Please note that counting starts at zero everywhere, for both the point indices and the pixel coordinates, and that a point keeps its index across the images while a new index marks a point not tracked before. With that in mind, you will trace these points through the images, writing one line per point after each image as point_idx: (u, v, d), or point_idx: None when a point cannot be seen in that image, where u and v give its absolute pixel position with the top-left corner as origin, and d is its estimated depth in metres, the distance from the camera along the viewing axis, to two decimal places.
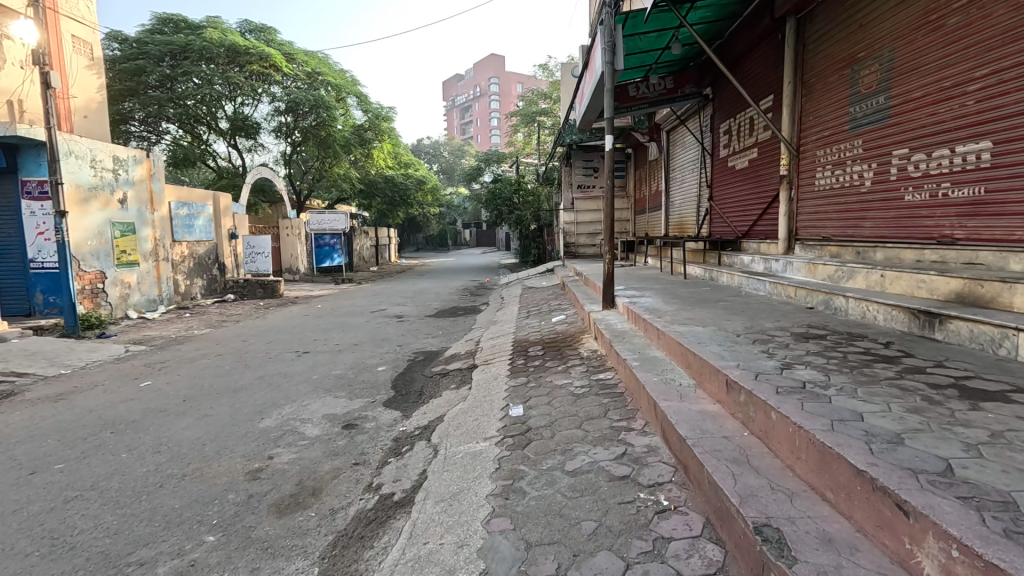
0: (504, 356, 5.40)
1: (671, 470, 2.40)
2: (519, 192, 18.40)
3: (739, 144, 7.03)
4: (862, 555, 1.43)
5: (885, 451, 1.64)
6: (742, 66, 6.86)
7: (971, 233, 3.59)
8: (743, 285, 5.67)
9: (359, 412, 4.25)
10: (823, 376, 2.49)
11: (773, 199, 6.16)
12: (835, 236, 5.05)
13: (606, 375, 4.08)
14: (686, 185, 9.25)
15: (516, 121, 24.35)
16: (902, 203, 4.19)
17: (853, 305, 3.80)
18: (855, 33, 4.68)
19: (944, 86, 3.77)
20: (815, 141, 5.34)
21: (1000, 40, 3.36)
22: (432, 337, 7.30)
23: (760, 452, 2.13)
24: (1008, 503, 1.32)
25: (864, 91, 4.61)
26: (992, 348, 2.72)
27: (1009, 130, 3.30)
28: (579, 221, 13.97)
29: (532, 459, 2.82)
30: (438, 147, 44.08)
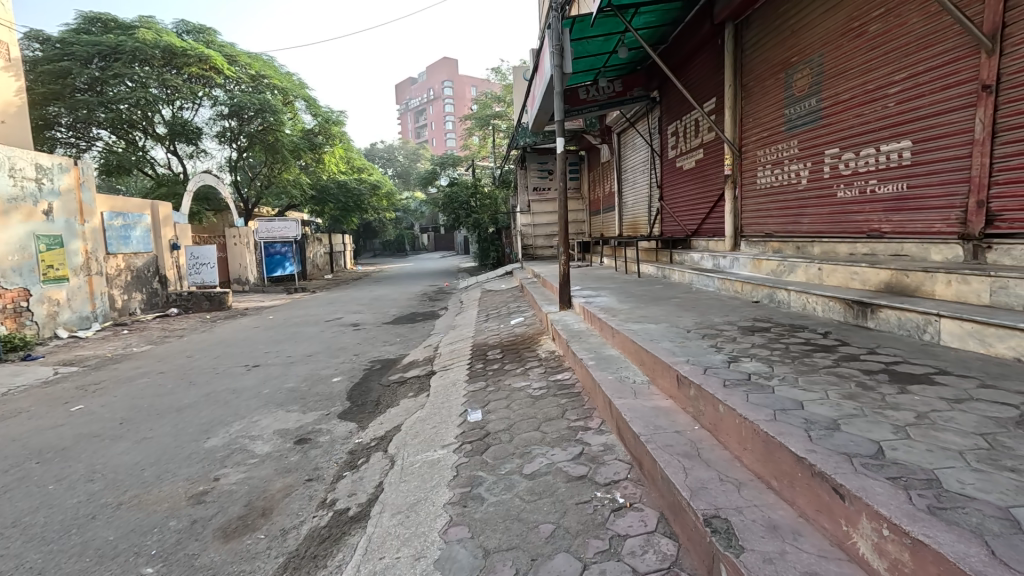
0: (463, 361, 5.35)
1: (626, 467, 2.43)
2: (476, 195, 18.40)
3: (686, 145, 7.26)
4: (805, 540, 1.48)
5: (823, 437, 1.71)
6: (686, 70, 7.09)
7: (897, 227, 3.82)
8: (694, 281, 5.84)
9: (312, 425, 4.10)
10: (767, 368, 2.58)
11: (718, 198, 6.40)
12: (777, 232, 5.28)
13: (564, 375, 4.11)
14: (638, 187, 9.48)
15: (470, 124, 24.29)
16: (836, 199, 4.43)
17: (795, 298, 3.97)
18: (789, 39, 4.91)
19: (870, 89, 4.00)
20: (755, 141, 5.58)
21: (915, 45, 3.59)
22: (390, 344, 7.17)
23: (710, 444, 2.18)
24: (932, 480, 1.40)
25: (797, 94, 4.85)
26: (918, 334, 2.90)
27: (926, 130, 3.53)
28: (537, 223, 14.06)
29: (491, 464, 2.80)
30: (392, 150, 43.45)
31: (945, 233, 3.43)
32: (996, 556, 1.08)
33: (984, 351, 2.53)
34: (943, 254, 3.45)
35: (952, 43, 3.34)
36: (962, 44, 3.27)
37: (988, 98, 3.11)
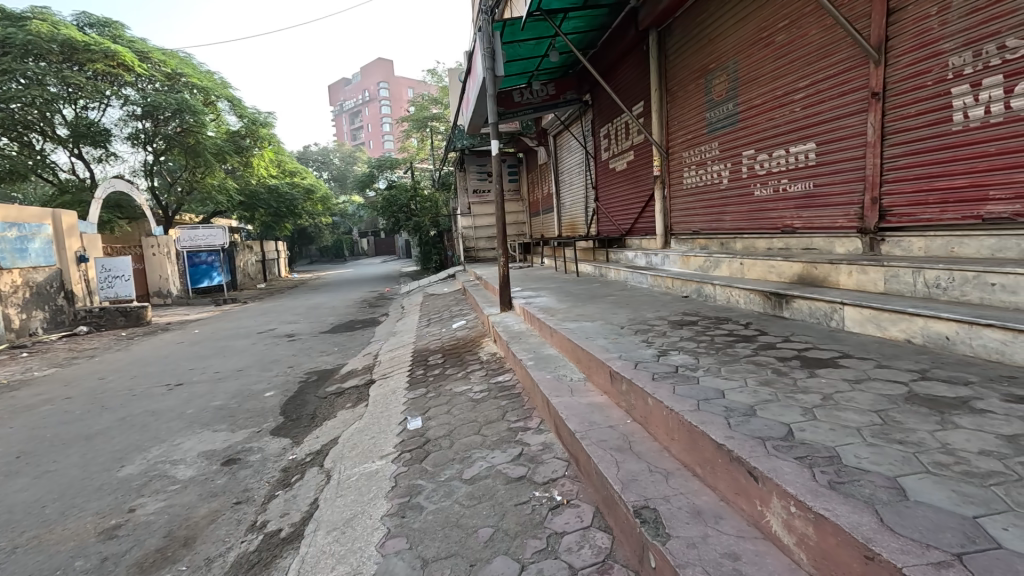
0: (403, 368, 5.24)
1: (564, 465, 2.47)
2: (416, 198, 18.11)
3: (618, 147, 7.49)
4: (725, 522, 1.56)
5: (741, 423, 1.81)
6: (615, 75, 7.32)
7: (807, 222, 4.12)
8: (628, 278, 6.03)
9: (241, 445, 3.87)
10: (693, 359, 2.71)
11: (648, 198, 6.65)
12: (703, 229, 5.57)
13: (504, 377, 4.11)
14: (575, 188, 9.69)
15: (407, 126, 23.76)
16: (753, 197, 4.73)
17: (720, 292, 4.20)
18: (707, 46, 5.18)
19: (779, 95, 4.30)
20: (681, 143, 5.85)
21: (816, 55, 3.89)
22: (327, 354, 6.90)
23: (641, 437, 2.25)
24: (833, 457, 1.51)
25: (716, 99, 5.13)
26: (826, 321, 3.13)
27: (828, 132, 3.83)
28: (477, 225, 14.03)
29: (431, 471, 2.75)
30: (327, 153, 41.97)
31: (847, 227, 3.73)
32: (883, 523, 1.18)
33: (881, 335, 2.77)
34: (846, 246, 3.76)
35: (846, 54, 3.64)
36: (855, 55, 3.57)
37: (877, 104, 3.41)
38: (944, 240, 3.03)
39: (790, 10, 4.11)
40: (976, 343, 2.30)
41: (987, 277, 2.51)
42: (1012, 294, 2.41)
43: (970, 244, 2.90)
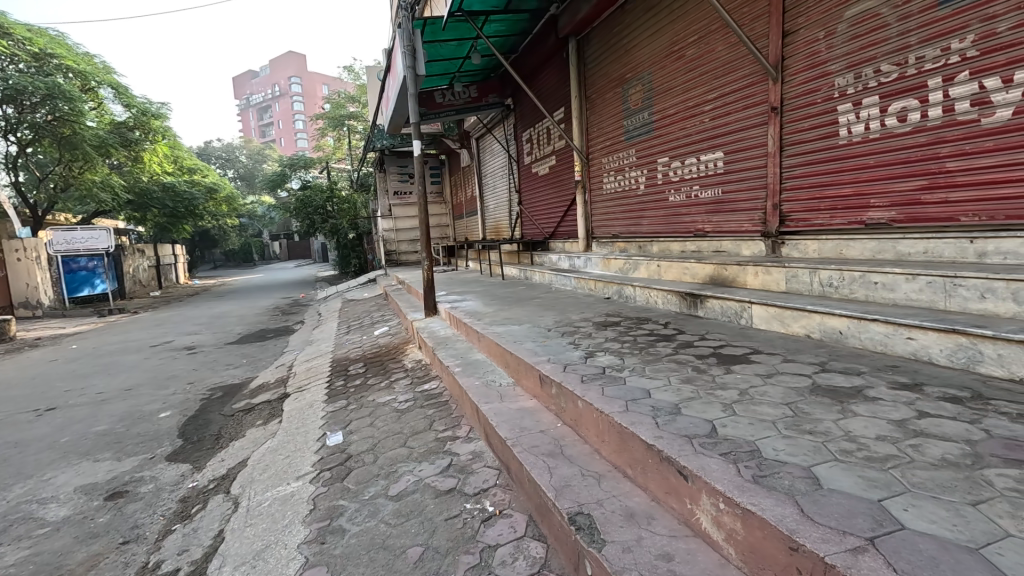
0: (321, 379, 4.91)
1: (495, 473, 2.41)
2: (333, 199, 17.22)
3: (540, 151, 7.61)
4: (657, 522, 1.58)
5: (668, 422, 1.85)
6: (537, 81, 7.42)
7: (716, 226, 4.40)
8: (553, 281, 6.11)
9: (130, 475, 3.41)
10: (619, 360, 2.77)
11: (570, 202, 6.80)
12: (622, 233, 5.78)
13: (431, 385, 3.98)
14: (498, 191, 9.72)
15: (322, 123, 22.45)
16: (668, 202, 4.97)
17: (640, 293, 4.36)
18: (623, 56, 5.38)
19: (689, 106, 4.55)
20: (600, 149, 6.03)
21: (722, 69, 4.16)
22: (233, 368, 6.33)
23: (572, 440, 2.25)
24: (754, 451, 1.58)
25: (632, 107, 5.34)
26: (736, 319, 3.34)
27: (734, 142, 4.11)
28: (399, 228, 13.63)
29: (353, 490, 2.57)
30: (232, 149, 38.94)
31: (751, 231, 4.03)
32: (804, 514, 1.23)
33: (784, 331, 3.00)
34: (750, 249, 4.05)
35: (748, 70, 3.92)
36: (755, 72, 3.86)
37: (776, 117, 3.70)
38: (834, 242, 3.35)
39: (698, 26, 4.37)
40: (864, 336, 2.54)
41: (870, 276, 2.78)
42: (890, 291, 2.69)
43: (855, 246, 3.22)
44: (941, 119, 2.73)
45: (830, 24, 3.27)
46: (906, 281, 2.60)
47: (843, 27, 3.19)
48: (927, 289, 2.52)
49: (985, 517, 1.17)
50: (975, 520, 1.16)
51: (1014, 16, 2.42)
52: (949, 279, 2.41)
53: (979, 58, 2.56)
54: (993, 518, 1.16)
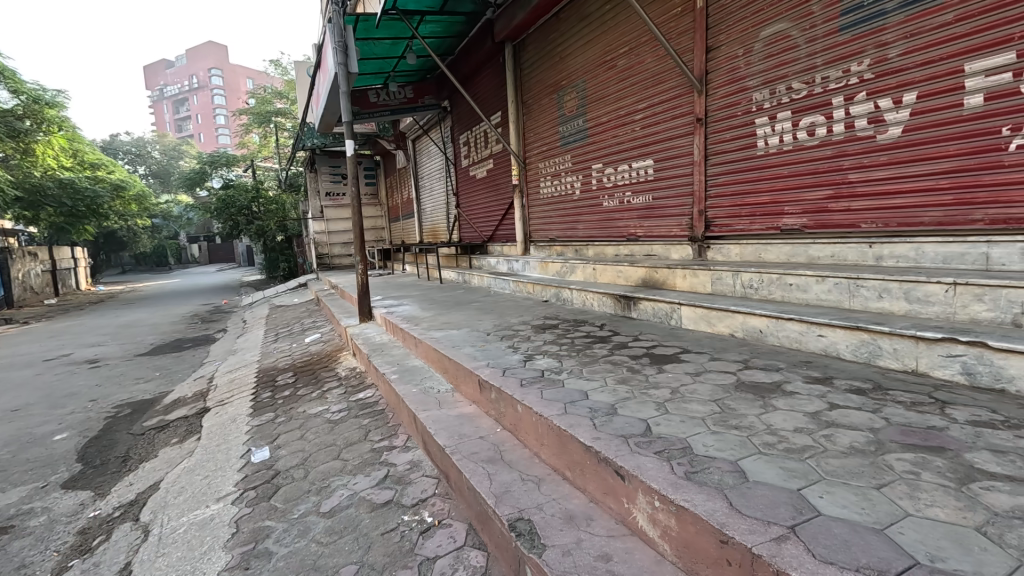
0: (245, 392, 4.60)
1: (434, 483, 2.35)
2: (258, 200, 16.24)
3: (477, 155, 7.60)
4: (596, 523, 1.60)
5: (605, 423, 1.88)
6: (473, 84, 7.41)
7: (647, 231, 4.57)
8: (492, 285, 6.11)
9: (16, 508, 3.01)
10: (557, 362, 2.79)
11: (508, 206, 6.84)
12: (559, 237, 5.88)
13: (367, 394, 3.83)
14: (435, 194, 9.61)
15: (246, 119, 21.16)
16: (602, 208, 5.11)
17: (576, 295, 4.44)
18: (558, 63, 5.49)
19: (621, 114, 4.71)
20: (537, 154, 6.10)
21: (651, 81, 4.34)
22: (144, 382, 5.78)
23: (511, 445, 2.24)
24: (686, 448, 1.64)
25: (567, 114, 5.45)
26: (667, 319, 3.49)
27: (663, 151, 4.29)
28: (331, 230, 13.10)
29: (281, 508, 2.41)
30: (143, 144, 35.87)
31: (680, 236, 4.22)
32: (732, 507, 1.28)
33: (711, 330, 3.16)
34: (679, 252, 4.24)
35: (675, 83, 4.12)
36: (681, 85, 4.06)
37: (701, 128, 3.91)
38: (754, 247, 3.58)
39: (628, 38, 4.53)
40: (781, 335, 2.72)
41: (786, 278, 2.99)
42: (803, 292, 2.90)
43: (772, 250, 3.46)
44: (844, 134, 2.99)
45: (747, 43, 3.50)
46: (817, 283, 2.82)
47: (759, 46, 3.43)
48: (834, 290, 2.74)
49: (888, 499, 1.28)
50: (879, 502, 1.26)
51: (902, 44, 2.68)
52: (853, 280, 2.64)
53: (874, 80, 2.82)
54: (895, 499, 1.27)
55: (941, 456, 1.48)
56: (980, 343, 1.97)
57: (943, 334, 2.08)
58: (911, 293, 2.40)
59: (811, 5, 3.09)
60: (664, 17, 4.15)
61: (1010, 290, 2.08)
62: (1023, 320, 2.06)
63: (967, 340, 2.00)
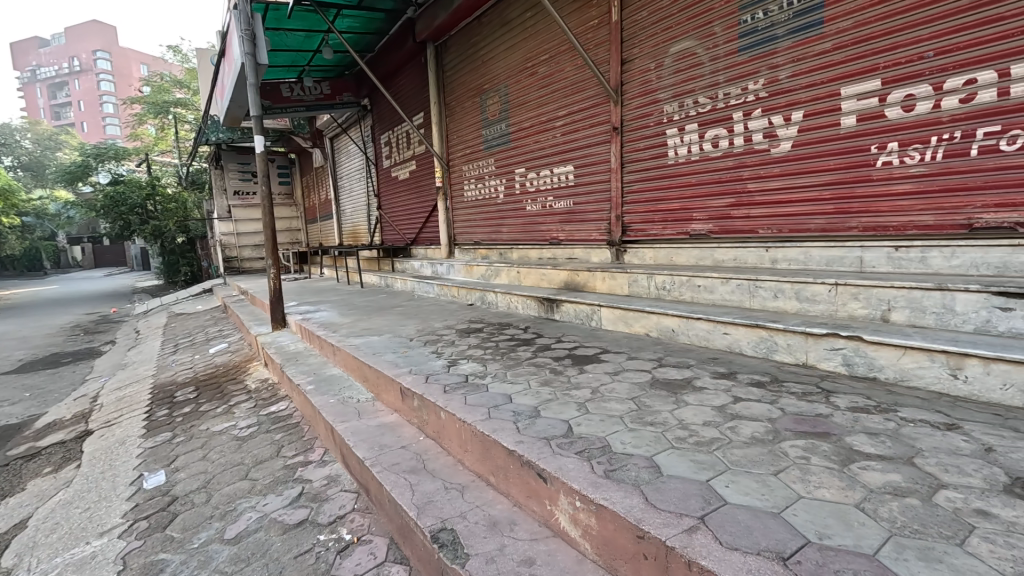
0: (137, 410, 4.13)
1: (353, 497, 2.25)
2: (154, 197, 14.76)
3: (399, 156, 7.42)
4: (519, 527, 1.59)
5: (528, 426, 1.89)
6: (394, 83, 7.23)
7: (568, 235, 4.69)
8: (416, 288, 5.99)
9: None
10: (481, 366, 2.77)
11: (431, 209, 6.74)
12: (483, 240, 5.88)
13: (280, 407, 3.59)
14: (355, 195, 9.26)
15: (140, 108, 19.20)
16: (525, 211, 5.18)
17: (501, 298, 4.46)
18: (480, 67, 5.49)
19: (542, 120, 4.81)
20: (460, 157, 6.07)
21: (571, 89, 4.47)
22: (9, 405, 5.02)
23: (435, 453, 2.18)
24: (605, 446, 1.68)
25: (490, 118, 5.47)
26: (588, 320, 3.59)
27: (582, 158, 4.43)
28: (240, 231, 12.21)
29: (179, 538, 2.18)
30: (9, 131, 31.39)
31: (599, 240, 4.38)
32: (648, 502, 1.33)
33: (628, 331, 3.29)
34: (599, 256, 4.39)
35: (592, 92, 4.27)
36: (598, 94, 4.22)
37: (617, 137, 4.07)
38: (667, 251, 3.78)
39: (548, 46, 4.63)
40: (691, 334, 2.89)
41: (695, 280, 3.19)
42: (709, 292, 3.11)
43: (683, 254, 3.67)
44: (744, 147, 3.24)
45: (658, 57, 3.70)
46: (721, 284, 3.03)
47: (668, 61, 3.64)
48: (736, 291, 2.96)
49: (784, 483, 1.39)
50: (776, 488, 1.36)
51: (791, 67, 2.96)
52: (753, 282, 2.86)
53: (768, 98, 3.08)
54: (790, 484, 1.38)
55: (827, 441, 1.64)
56: (857, 337, 2.20)
57: (827, 330, 2.31)
58: (801, 293, 2.64)
59: (714, 26, 3.33)
60: (582, 27, 4.29)
61: (880, 289, 2.36)
62: (890, 316, 2.33)
63: (847, 335, 2.23)
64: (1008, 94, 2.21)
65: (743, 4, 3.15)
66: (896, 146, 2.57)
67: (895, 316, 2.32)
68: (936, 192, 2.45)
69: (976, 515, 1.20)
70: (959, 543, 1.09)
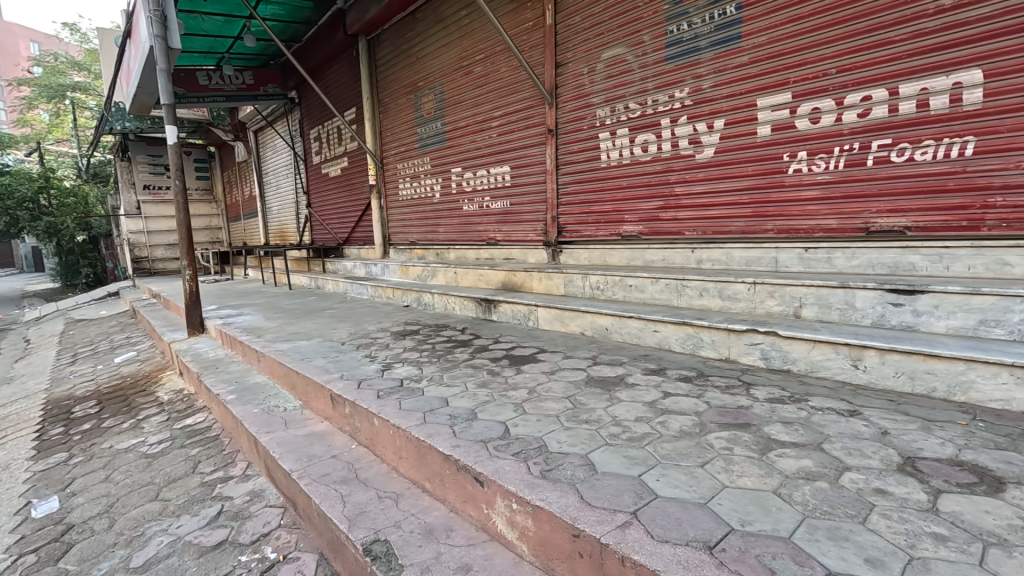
0: (25, 430, 3.67)
1: (279, 513, 2.12)
2: (47, 191, 13.24)
3: (330, 152, 7.13)
4: (455, 534, 1.56)
5: (464, 429, 1.86)
6: (324, 76, 6.93)
7: (506, 235, 4.70)
8: (348, 290, 5.77)
9: None
10: (417, 370, 2.71)
11: (364, 208, 6.52)
12: (419, 240, 5.77)
13: (197, 419, 3.33)
14: (282, 192, 8.79)
15: (28, 90, 17.14)
16: (462, 211, 5.13)
17: (438, 300, 4.40)
18: (415, 64, 5.38)
19: (478, 120, 4.78)
20: (395, 155, 5.92)
21: (506, 90, 4.48)
22: None
23: (367, 461, 2.10)
24: (541, 446, 1.68)
25: (425, 116, 5.38)
26: (525, 320, 3.62)
27: (518, 159, 4.45)
28: (152, 229, 11.24)
29: (74, 571, 1.95)
30: None
31: (535, 241, 4.42)
32: (583, 500, 1.35)
33: (564, 330, 3.34)
34: (535, 256, 4.43)
35: (527, 94, 4.31)
36: (533, 96, 4.26)
37: (552, 139, 4.13)
38: (600, 251, 3.89)
39: (483, 46, 4.62)
40: (624, 332, 2.98)
41: (627, 280, 3.29)
42: (641, 291, 3.22)
43: (616, 255, 3.78)
44: (671, 152, 3.38)
45: (591, 62, 3.79)
46: (651, 284, 3.14)
47: (600, 67, 3.74)
48: (665, 290, 3.08)
49: (710, 474, 1.45)
50: (703, 479, 1.42)
51: (713, 77, 3.12)
52: (680, 281, 2.99)
53: (693, 107, 3.24)
54: (715, 474, 1.45)
55: (748, 431, 1.73)
56: (773, 333, 2.36)
57: (748, 325, 2.46)
58: (724, 292, 2.80)
59: (643, 35, 3.45)
60: (516, 29, 4.32)
61: (792, 287, 2.54)
62: (801, 312, 2.52)
63: (764, 330, 2.39)
64: (897, 110, 2.45)
65: (669, 15, 3.29)
66: (804, 155, 2.78)
67: (805, 312, 2.50)
68: (839, 198, 2.68)
69: (875, 493, 1.31)
70: (861, 521, 1.19)
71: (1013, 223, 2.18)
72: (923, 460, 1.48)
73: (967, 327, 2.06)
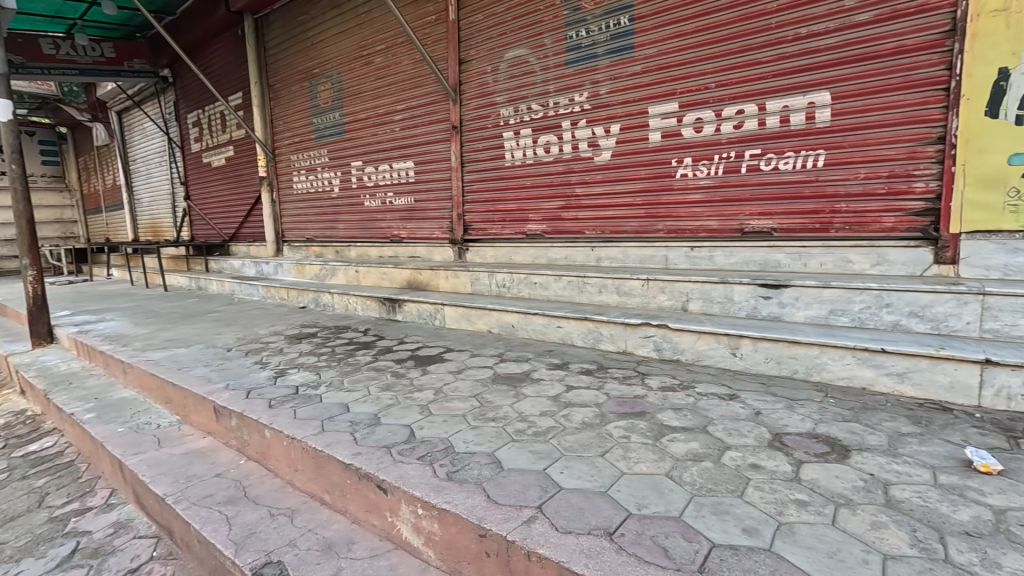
0: None
1: (152, 544, 1.87)
2: None
3: (212, 139, 6.47)
4: (358, 546, 1.49)
5: (366, 436, 1.77)
6: (204, 55, 6.28)
7: (410, 233, 4.58)
8: (236, 290, 5.29)
9: None
10: (315, 375, 2.54)
11: (254, 201, 6.01)
12: (317, 237, 5.45)
13: (44, 444, 2.85)
14: (154, 182, 7.82)
15: None
16: (363, 208, 4.91)
17: (337, 300, 4.18)
18: (309, 49, 5.06)
19: (379, 113, 4.61)
20: (288, 145, 5.52)
21: (409, 83, 4.36)
22: None
23: (258, 477, 1.93)
24: (448, 447, 1.66)
25: (322, 105, 5.08)
26: (431, 320, 3.55)
27: (422, 154, 4.36)
28: None
29: None
30: None
31: (441, 239, 4.36)
32: (490, 499, 1.34)
33: (471, 328, 3.33)
34: (441, 255, 4.37)
35: (430, 89, 4.23)
36: (436, 91, 4.19)
37: (456, 136, 4.10)
38: (506, 249, 3.93)
39: (383, 36, 4.45)
40: (529, 329, 3.04)
41: (532, 277, 3.36)
42: (544, 289, 3.30)
43: (521, 253, 3.85)
44: (572, 153, 3.50)
45: (495, 61, 3.80)
46: (555, 281, 3.24)
47: (503, 67, 3.77)
48: (568, 287, 3.19)
49: (609, 463, 1.52)
50: (604, 468, 1.49)
51: (609, 84, 3.28)
52: (582, 279, 3.11)
53: (591, 111, 3.38)
54: (614, 462, 1.52)
55: (643, 419, 1.84)
56: (664, 326, 2.53)
57: (642, 320, 2.61)
58: (621, 288, 2.96)
59: (545, 37, 3.53)
60: (418, 22, 4.23)
61: (681, 283, 2.75)
62: (688, 306, 2.73)
63: (657, 324, 2.55)
64: (765, 124, 2.74)
65: (568, 21, 3.40)
66: (690, 161, 3.02)
67: (691, 306, 2.72)
68: (719, 202, 2.94)
69: (751, 468, 1.46)
70: (739, 494, 1.31)
71: (854, 225, 2.55)
72: (788, 435, 1.67)
73: (821, 316, 2.36)
